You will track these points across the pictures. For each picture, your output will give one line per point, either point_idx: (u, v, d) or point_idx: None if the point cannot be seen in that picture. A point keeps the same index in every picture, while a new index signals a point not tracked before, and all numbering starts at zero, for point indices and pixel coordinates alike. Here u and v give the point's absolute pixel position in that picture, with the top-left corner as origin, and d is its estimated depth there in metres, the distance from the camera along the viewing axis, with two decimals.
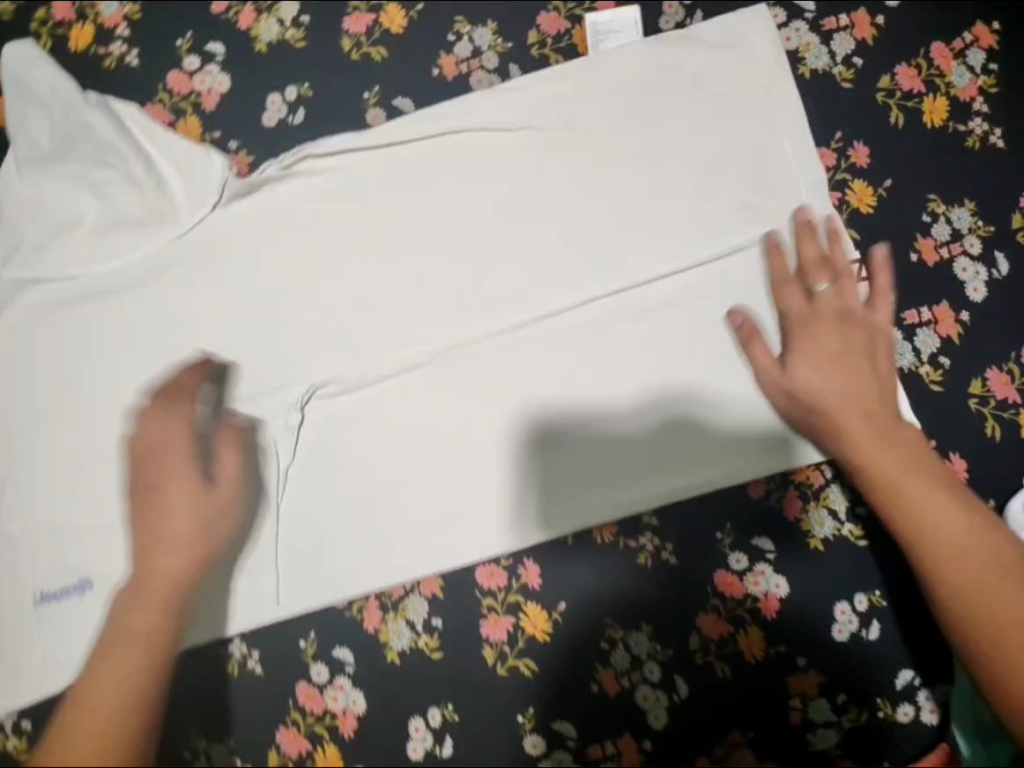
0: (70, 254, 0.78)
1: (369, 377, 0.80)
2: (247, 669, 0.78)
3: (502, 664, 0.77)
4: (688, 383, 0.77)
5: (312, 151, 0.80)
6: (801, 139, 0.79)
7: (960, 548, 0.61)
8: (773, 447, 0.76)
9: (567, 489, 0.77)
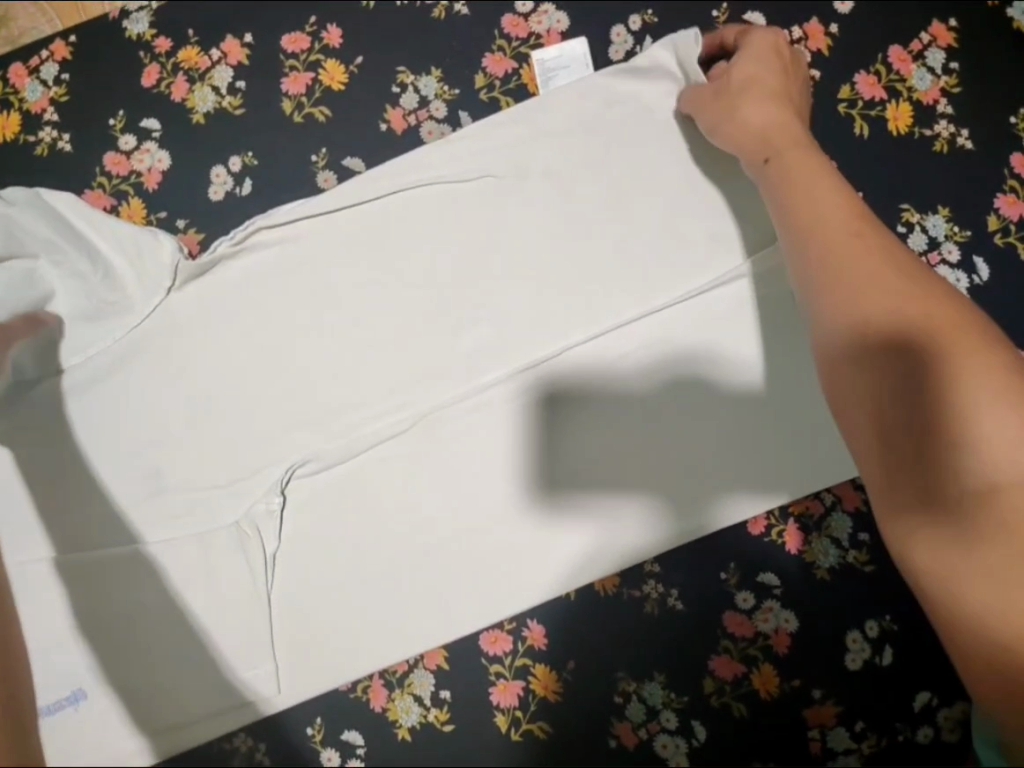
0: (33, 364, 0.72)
1: (349, 451, 0.77)
2: (256, 761, 0.76)
3: (516, 728, 0.75)
4: (693, 347, 0.76)
5: (264, 222, 0.77)
6: None
7: (878, 286, 0.56)
8: (782, 411, 0.75)
9: (567, 429, 0.76)
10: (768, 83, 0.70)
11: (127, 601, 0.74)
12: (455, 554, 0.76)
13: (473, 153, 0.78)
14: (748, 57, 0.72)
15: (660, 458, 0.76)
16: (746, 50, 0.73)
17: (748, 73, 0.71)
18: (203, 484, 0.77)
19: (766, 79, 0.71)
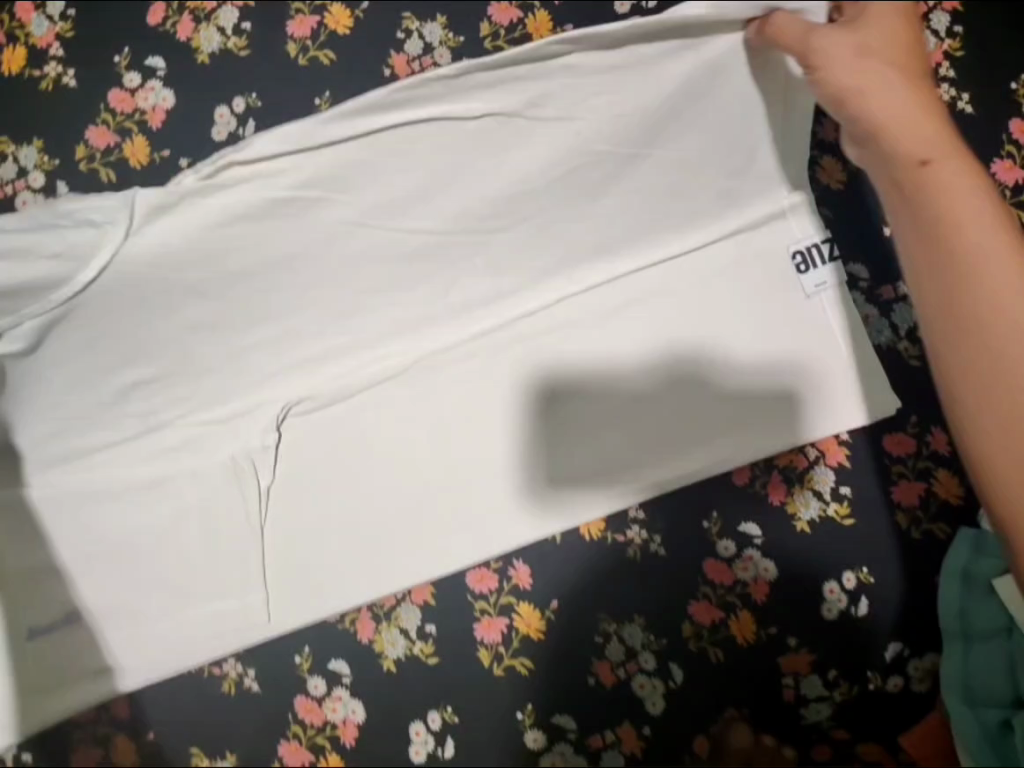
0: None
1: (341, 394, 0.79)
2: (244, 687, 0.78)
3: (499, 663, 0.77)
4: (694, 343, 0.77)
5: (238, 156, 0.57)
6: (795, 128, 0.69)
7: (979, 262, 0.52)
8: (775, 409, 0.77)
9: (567, 428, 0.78)
10: (911, 45, 0.57)
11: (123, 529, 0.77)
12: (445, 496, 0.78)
13: (486, 85, 0.58)
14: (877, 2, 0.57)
15: (660, 438, 0.78)
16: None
17: (881, 25, 0.56)
18: (197, 420, 0.78)
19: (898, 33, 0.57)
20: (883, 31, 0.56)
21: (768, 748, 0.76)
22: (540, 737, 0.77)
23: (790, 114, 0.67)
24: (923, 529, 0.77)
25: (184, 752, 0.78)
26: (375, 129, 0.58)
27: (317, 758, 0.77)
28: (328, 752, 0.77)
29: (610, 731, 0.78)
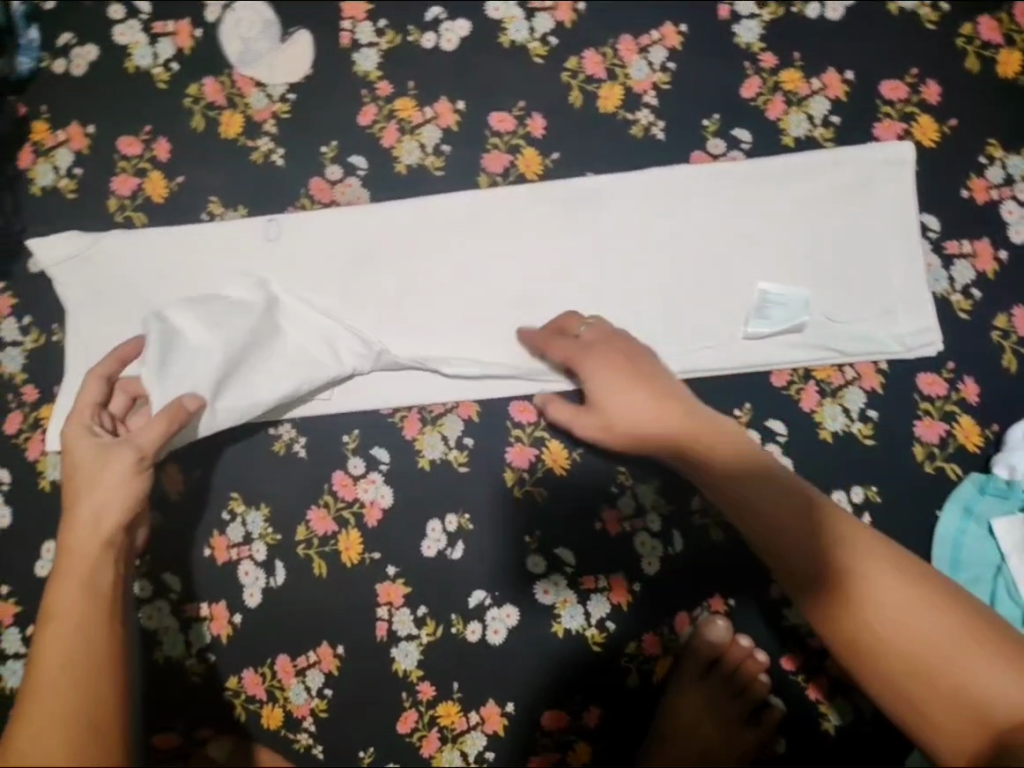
0: (252, 389, 0.80)
1: (453, 248, 0.86)
2: (292, 450, 0.86)
3: (519, 487, 0.85)
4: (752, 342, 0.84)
5: (476, 337, 0.85)
6: (896, 192, 0.84)
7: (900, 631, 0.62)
8: (801, 422, 0.84)
9: None
10: (648, 402, 0.73)
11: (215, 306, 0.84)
12: (504, 337, 0.85)
13: (648, 327, 0.85)
14: (596, 366, 0.75)
15: (702, 337, 0.84)
16: (600, 378, 0.74)
17: (627, 401, 0.73)
18: (322, 269, 0.86)
19: (629, 382, 0.74)
20: (642, 402, 0.73)
21: (740, 648, 0.84)
22: (540, 563, 0.84)
23: (895, 207, 0.84)
24: (936, 467, 0.82)
25: (223, 497, 0.86)
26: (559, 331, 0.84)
27: (339, 531, 0.86)
28: (350, 527, 0.85)
29: (603, 576, 0.84)
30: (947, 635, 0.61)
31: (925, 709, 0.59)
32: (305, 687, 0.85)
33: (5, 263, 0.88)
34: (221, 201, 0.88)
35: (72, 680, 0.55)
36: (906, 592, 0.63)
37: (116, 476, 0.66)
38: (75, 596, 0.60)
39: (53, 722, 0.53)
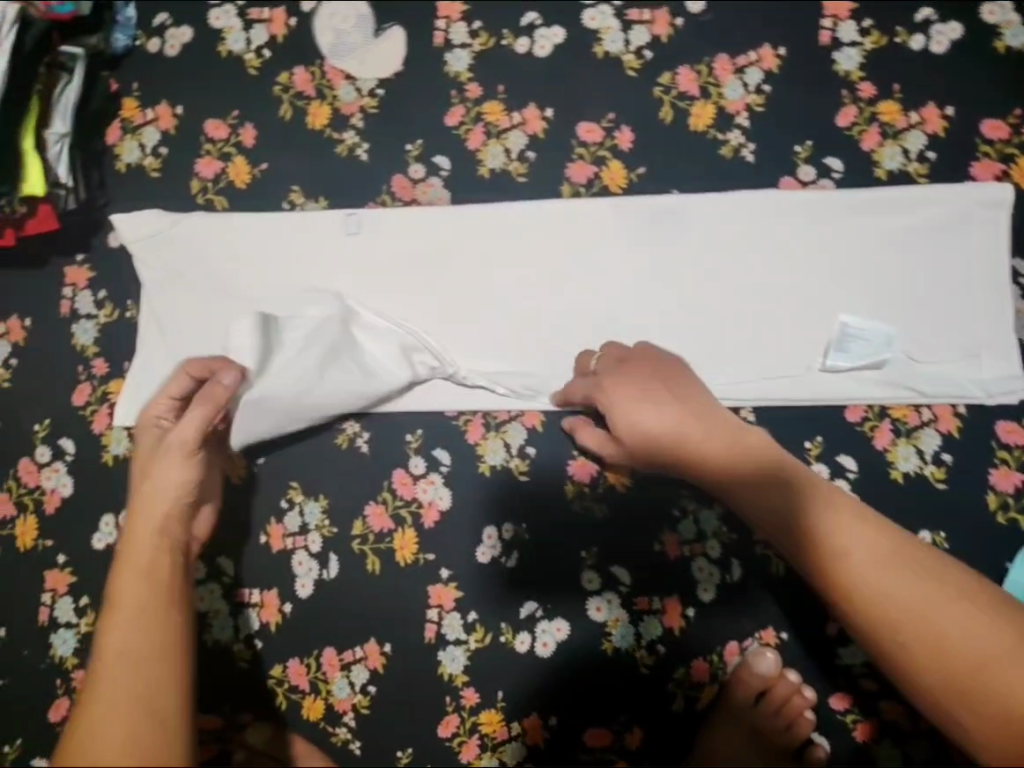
0: (335, 387, 0.80)
1: (532, 256, 0.86)
2: (354, 445, 0.86)
3: (578, 501, 0.85)
4: (829, 375, 0.83)
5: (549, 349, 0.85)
6: (989, 234, 0.82)
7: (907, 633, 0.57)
8: (871, 460, 0.83)
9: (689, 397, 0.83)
10: (656, 409, 0.70)
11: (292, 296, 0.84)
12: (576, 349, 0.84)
13: (723, 351, 0.84)
14: (612, 386, 0.74)
15: (776, 366, 0.84)
16: (614, 399, 0.73)
17: (638, 409, 0.71)
18: (401, 268, 0.86)
19: (637, 394, 0.72)
20: (642, 410, 0.71)
21: (787, 683, 0.83)
22: (595, 579, 0.84)
23: (987, 250, 0.82)
24: (1009, 518, 0.80)
25: (283, 486, 0.86)
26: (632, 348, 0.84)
27: (395, 529, 0.85)
28: (406, 526, 0.85)
29: (657, 599, 0.84)
30: (987, 647, 0.55)
31: (969, 728, 0.54)
32: (349, 682, 0.85)
33: (87, 237, 0.88)
34: (302, 191, 0.88)
35: (136, 660, 0.51)
36: (943, 602, 0.57)
37: (170, 466, 0.65)
38: (139, 584, 0.57)
39: (119, 701, 0.49)
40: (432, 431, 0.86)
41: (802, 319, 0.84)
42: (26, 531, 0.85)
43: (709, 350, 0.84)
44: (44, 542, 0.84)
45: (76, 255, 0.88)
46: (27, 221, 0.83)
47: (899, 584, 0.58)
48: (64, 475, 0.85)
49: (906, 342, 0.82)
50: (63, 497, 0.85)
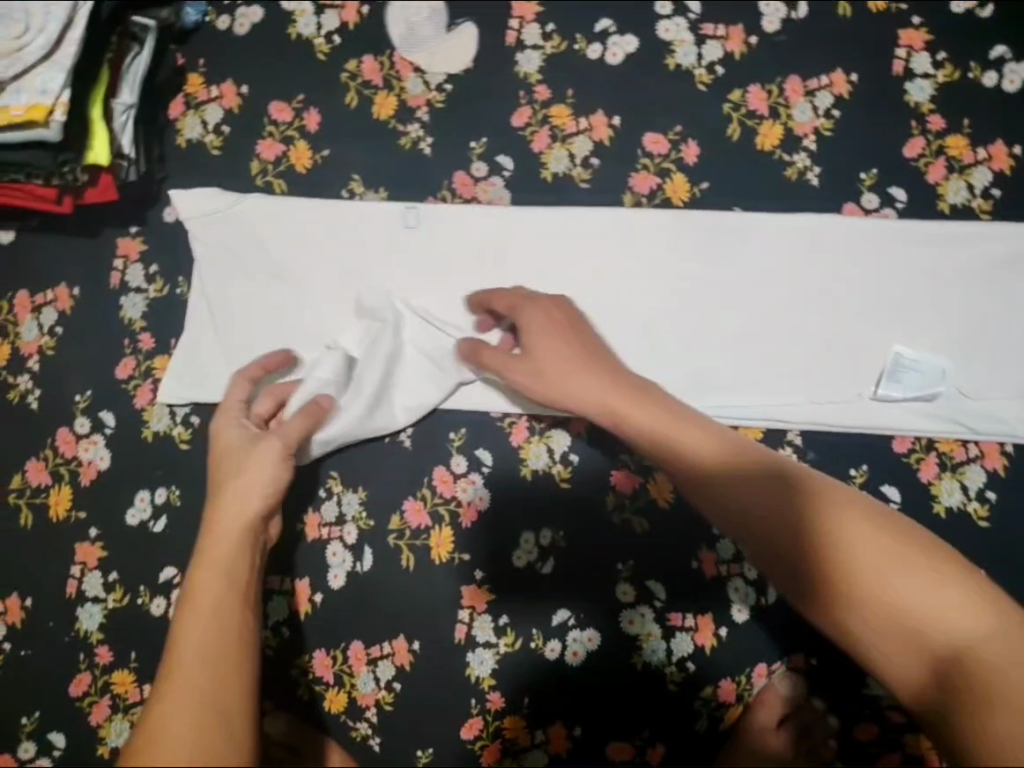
0: (397, 396, 0.82)
1: (590, 263, 0.85)
2: (397, 439, 0.86)
3: (618, 513, 0.84)
4: (878, 404, 0.83)
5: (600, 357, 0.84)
6: None
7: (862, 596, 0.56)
8: (915, 493, 0.83)
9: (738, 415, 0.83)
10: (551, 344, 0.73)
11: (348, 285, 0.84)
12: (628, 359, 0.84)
13: (775, 372, 0.84)
14: (528, 318, 0.75)
15: (827, 390, 0.83)
16: (533, 334, 0.74)
17: (553, 350, 0.73)
18: (456, 265, 0.85)
19: (554, 333, 0.74)
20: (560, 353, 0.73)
21: (812, 709, 0.83)
22: (630, 591, 0.83)
23: None
24: None
25: (322, 475, 0.86)
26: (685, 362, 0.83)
27: (432, 527, 0.85)
28: (444, 525, 0.85)
29: (691, 616, 0.83)
30: (915, 575, 0.55)
31: (887, 653, 0.55)
32: (373, 677, 0.84)
33: (143, 209, 0.88)
34: (362, 180, 0.88)
35: (208, 667, 0.51)
36: (871, 536, 0.57)
37: (264, 465, 0.67)
38: (216, 583, 0.57)
39: (187, 709, 0.48)
40: (475, 431, 0.86)
41: (856, 346, 0.84)
42: (60, 501, 0.84)
43: (762, 371, 0.84)
44: (77, 513, 0.83)
45: (130, 227, 0.88)
46: (87, 190, 0.82)
47: (841, 528, 0.58)
48: (102, 448, 0.84)
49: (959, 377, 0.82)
50: (99, 470, 0.84)
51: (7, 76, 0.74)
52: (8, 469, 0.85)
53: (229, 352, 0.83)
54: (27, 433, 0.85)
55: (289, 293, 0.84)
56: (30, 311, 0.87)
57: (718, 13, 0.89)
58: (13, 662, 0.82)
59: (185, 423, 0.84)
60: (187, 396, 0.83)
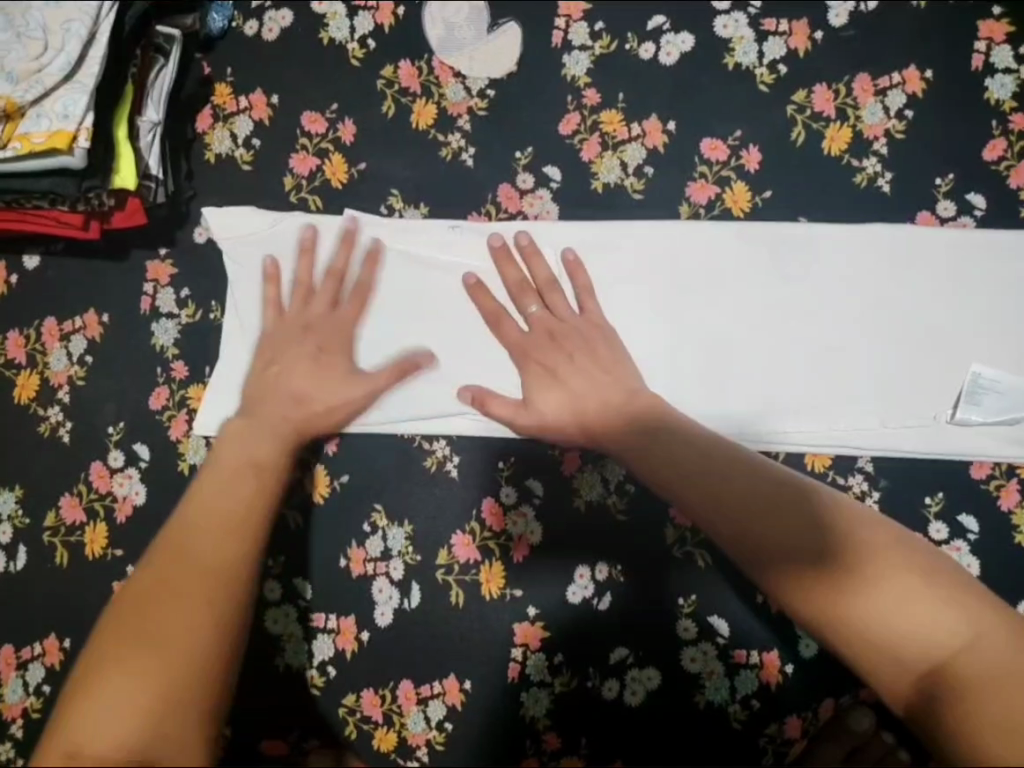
0: (433, 413, 0.79)
1: (646, 276, 0.80)
2: (443, 469, 0.82)
3: (679, 547, 0.80)
4: (959, 426, 0.77)
5: (657, 373, 0.78)
6: None
7: (890, 621, 0.55)
8: (998, 522, 0.77)
9: (810, 438, 0.77)
10: (574, 347, 0.75)
11: (383, 301, 0.80)
12: (689, 380, 0.78)
13: (847, 395, 0.78)
14: (564, 320, 0.77)
15: (903, 411, 0.77)
16: (550, 336, 0.76)
17: (570, 352, 0.75)
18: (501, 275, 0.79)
19: (567, 334, 0.76)
20: (582, 358, 0.75)
21: (883, 744, 0.78)
22: (691, 628, 0.79)
23: None
24: None
25: (366, 508, 0.82)
26: (750, 384, 0.78)
27: (482, 561, 0.81)
28: (494, 559, 0.81)
29: (756, 652, 0.79)
30: (909, 593, 0.56)
31: (892, 678, 0.55)
32: (424, 717, 0.80)
33: (172, 230, 0.84)
34: (402, 195, 0.83)
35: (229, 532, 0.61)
36: (888, 579, 0.57)
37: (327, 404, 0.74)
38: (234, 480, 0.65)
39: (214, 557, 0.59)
40: (524, 459, 0.81)
41: (932, 364, 0.78)
42: (95, 539, 0.80)
43: (831, 391, 0.78)
44: (113, 551, 0.80)
45: (160, 249, 0.84)
46: (115, 214, 0.79)
47: (862, 572, 0.57)
48: (137, 483, 0.81)
49: None
50: (135, 506, 0.80)
51: (27, 99, 0.71)
52: (41, 506, 0.81)
53: None
54: (60, 467, 0.82)
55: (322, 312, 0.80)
56: (58, 340, 0.84)
57: (781, 8, 0.83)
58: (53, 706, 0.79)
59: None
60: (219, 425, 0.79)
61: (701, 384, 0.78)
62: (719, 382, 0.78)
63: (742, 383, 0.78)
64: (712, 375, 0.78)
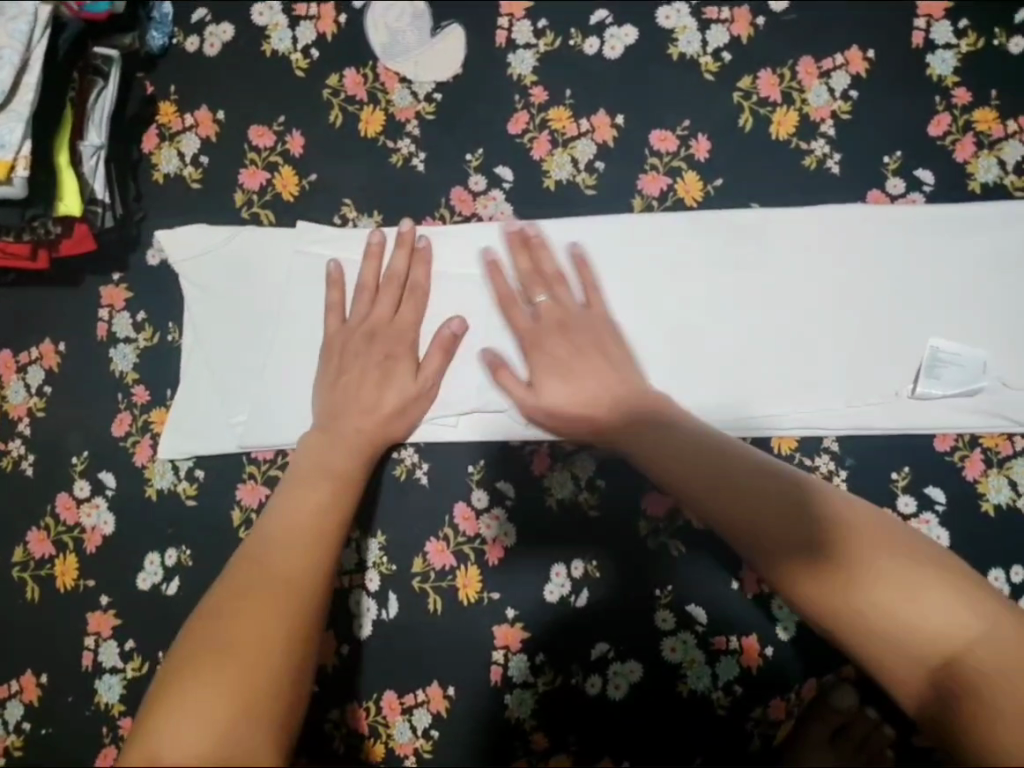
0: None
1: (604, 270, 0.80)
2: (413, 477, 0.82)
3: (652, 539, 0.80)
4: (920, 400, 0.78)
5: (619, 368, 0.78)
6: None
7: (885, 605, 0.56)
8: (964, 491, 0.78)
9: (776, 423, 0.78)
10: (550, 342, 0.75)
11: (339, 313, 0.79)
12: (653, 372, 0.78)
13: (810, 377, 0.78)
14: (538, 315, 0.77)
15: (865, 389, 0.78)
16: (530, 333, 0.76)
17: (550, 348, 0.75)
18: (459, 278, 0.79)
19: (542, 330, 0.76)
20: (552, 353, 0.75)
21: (866, 719, 0.79)
22: (669, 618, 0.80)
23: None
24: None
25: None
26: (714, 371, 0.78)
27: (457, 566, 0.81)
28: (469, 563, 0.81)
29: (735, 637, 0.79)
30: (902, 578, 0.57)
31: (889, 661, 0.56)
32: (410, 726, 0.80)
33: (124, 253, 0.83)
34: (355, 204, 0.82)
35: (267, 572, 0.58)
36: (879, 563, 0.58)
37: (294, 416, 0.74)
38: (318, 492, 0.68)
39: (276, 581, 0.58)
40: (492, 462, 0.81)
41: (890, 340, 0.79)
42: (66, 571, 0.79)
43: (793, 375, 0.78)
44: (85, 582, 0.79)
45: (113, 274, 0.83)
46: (61, 242, 0.78)
47: (854, 557, 0.58)
48: (104, 512, 0.80)
49: (1004, 364, 0.77)
50: (104, 535, 0.80)
51: None
52: (9, 541, 0.80)
53: (223, 397, 0.79)
54: (25, 501, 0.81)
55: (279, 327, 0.79)
56: (15, 372, 0.83)
57: None
58: (34, 742, 0.78)
59: (189, 477, 0.79)
60: (182, 449, 0.79)
61: (665, 374, 0.78)
62: (683, 371, 0.78)
63: (707, 371, 0.78)
64: (675, 365, 0.79)
